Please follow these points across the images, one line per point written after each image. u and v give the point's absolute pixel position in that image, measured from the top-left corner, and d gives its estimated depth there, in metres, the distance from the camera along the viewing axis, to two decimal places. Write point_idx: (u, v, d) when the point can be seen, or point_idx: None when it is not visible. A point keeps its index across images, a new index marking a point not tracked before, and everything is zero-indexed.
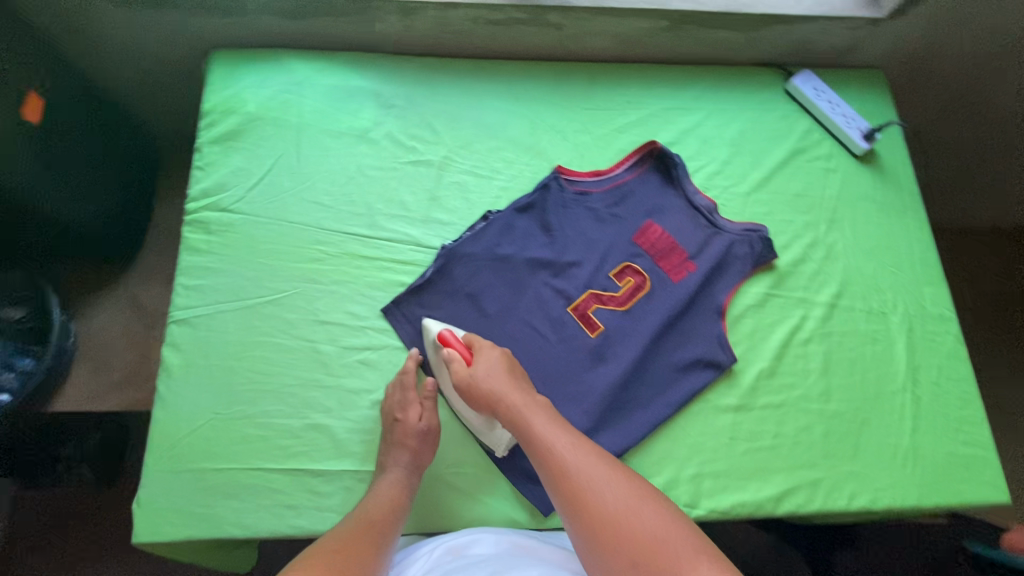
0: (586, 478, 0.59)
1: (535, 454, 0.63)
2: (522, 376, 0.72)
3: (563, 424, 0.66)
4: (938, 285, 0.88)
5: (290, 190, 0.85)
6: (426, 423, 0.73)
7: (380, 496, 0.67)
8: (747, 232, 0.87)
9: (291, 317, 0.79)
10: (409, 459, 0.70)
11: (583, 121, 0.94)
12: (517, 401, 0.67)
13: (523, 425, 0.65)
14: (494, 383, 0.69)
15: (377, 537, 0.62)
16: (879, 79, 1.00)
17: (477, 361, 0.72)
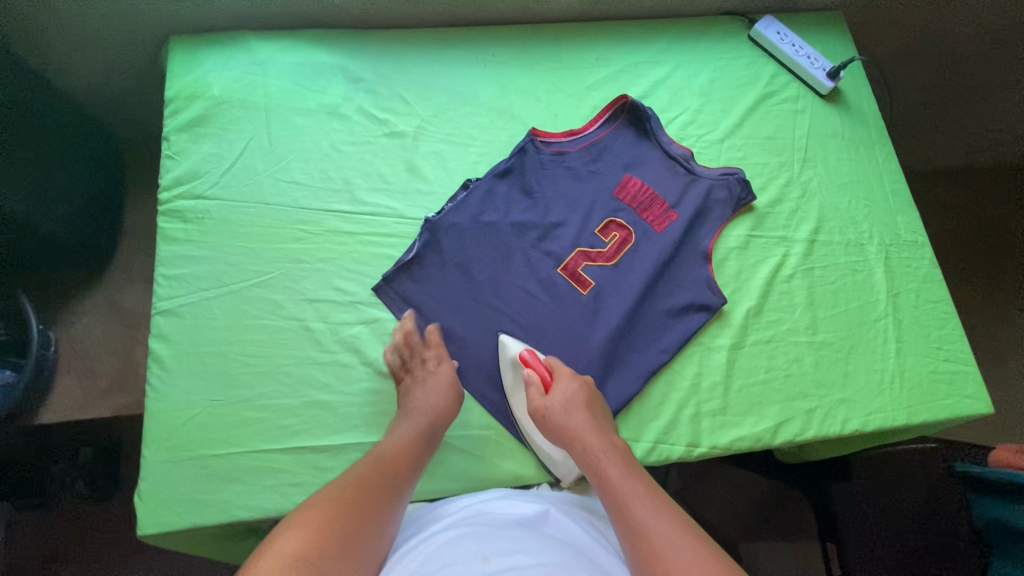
0: (655, 529, 0.59)
1: (613, 496, 0.64)
2: (602, 415, 0.73)
3: (643, 479, 0.66)
4: (909, 213, 0.91)
5: (265, 171, 0.84)
6: (447, 380, 0.74)
7: (396, 444, 0.68)
8: (724, 176, 0.88)
9: (278, 298, 0.78)
10: (428, 412, 0.71)
11: (554, 81, 0.94)
12: (595, 445, 0.69)
13: (602, 471, 0.67)
14: (573, 419, 0.70)
15: (390, 484, 0.63)
16: (838, 20, 1.02)
17: (557, 389, 0.72)
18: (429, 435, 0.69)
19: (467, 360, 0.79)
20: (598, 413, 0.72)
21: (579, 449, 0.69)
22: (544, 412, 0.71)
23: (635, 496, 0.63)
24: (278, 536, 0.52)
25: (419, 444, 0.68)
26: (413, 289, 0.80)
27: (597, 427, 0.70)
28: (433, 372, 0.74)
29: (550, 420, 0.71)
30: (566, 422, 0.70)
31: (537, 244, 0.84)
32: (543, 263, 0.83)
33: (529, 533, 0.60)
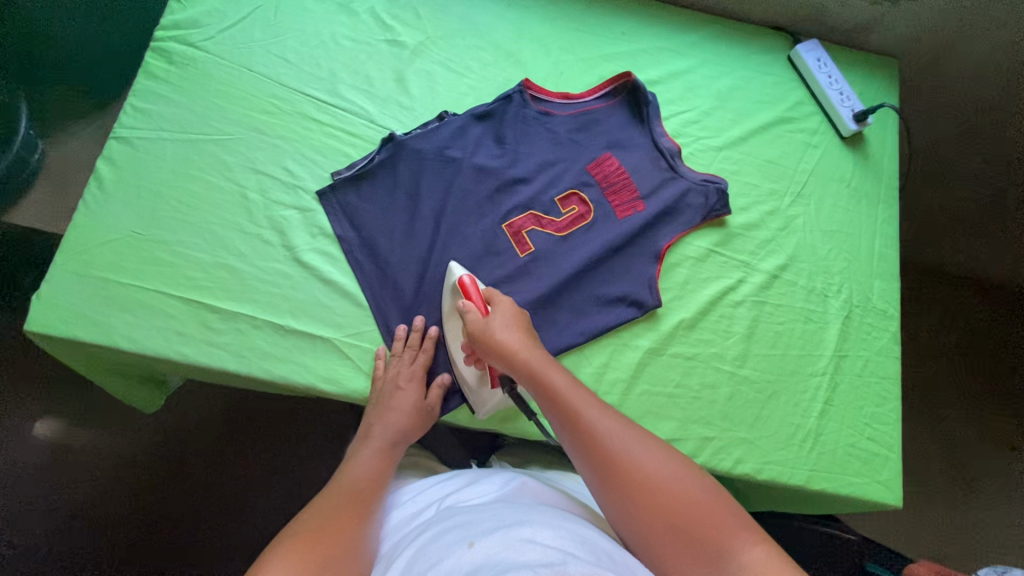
0: (611, 436, 0.59)
1: (558, 413, 0.61)
2: (533, 335, 0.69)
3: (581, 387, 0.64)
4: (889, 281, 0.85)
5: (260, 40, 0.84)
6: (414, 401, 0.73)
7: (361, 468, 0.67)
8: (704, 182, 0.84)
9: (228, 160, 0.79)
10: (389, 435, 0.71)
11: (570, 41, 0.91)
12: (533, 357, 0.65)
13: (545, 385, 0.63)
14: (512, 336, 0.66)
15: (366, 505, 0.62)
16: (888, 69, 0.95)
17: (496, 312, 0.69)
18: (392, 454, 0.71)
19: (383, 284, 0.77)
20: (530, 332, 0.70)
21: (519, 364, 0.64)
22: (480, 331, 0.68)
23: (583, 406, 0.61)
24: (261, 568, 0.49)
25: (383, 464, 0.69)
26: (355, 201, 0.79)
27: (534, 343, 0.68)
28: (400, 391, 0.72)
29: (488, 342, 0.67)
30: (503, 341, 0.66)
31: (493, 194, 0.82)
32: (492, 214, 0.81)
33: (511, 509, 0.54)
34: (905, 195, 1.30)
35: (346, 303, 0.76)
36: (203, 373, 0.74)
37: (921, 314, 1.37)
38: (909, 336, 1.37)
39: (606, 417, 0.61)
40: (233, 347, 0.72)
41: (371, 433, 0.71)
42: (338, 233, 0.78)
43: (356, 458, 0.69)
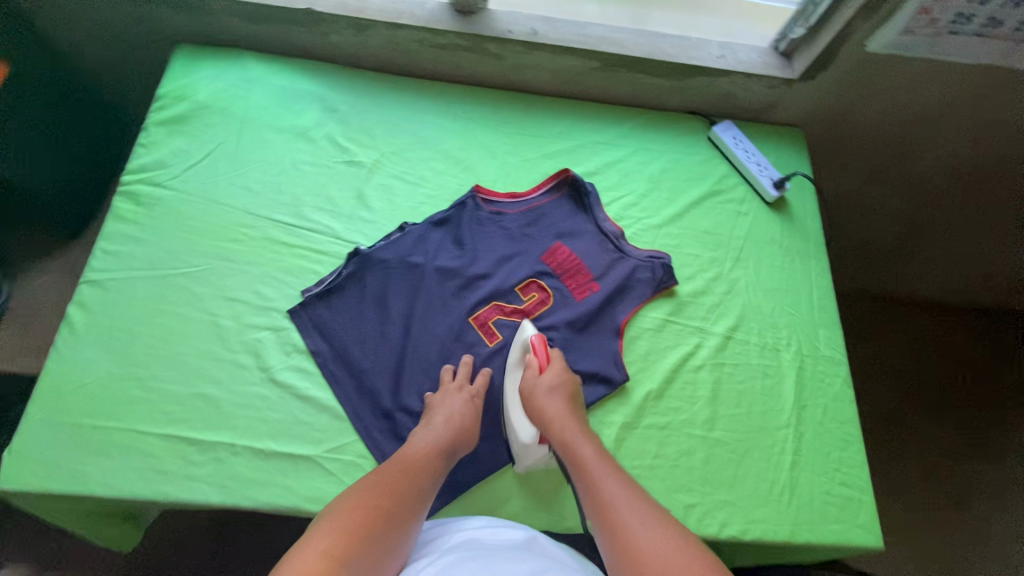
0: (618, 501, 0.67)
1: (580, 471, 0.71)
2: (580, 408, 0.78)
3: (609, 461, 0.72)
4: (832, 328, 0.92)
5: (225, 174, 0.90)
6: (466, 399, 0.77)
7: (418, 447, 0.72)
8: (650, 258, 0.93)
9: (199, 290, 0.82)
10: (450, 431, 0.74)
11: (513, 144, 1.00)
12: (569, 427, 0.75)
13: (576, 452, 0.72)
14: (555, 403, 0.76)
15: (412, 484, 0.68)
16: (797, 139, 1.07)
17: (549, 374, 0.79)
18: (450, 452, 0.73)
19: (360, 393, 0.80)
20: (577, 405, 0.78)
21: (558, 432, 0.74)
22: (530, 391, 0.78)
23: (605, 477, 0.69)
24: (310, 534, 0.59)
25: (438, 452, 0.72)
26: (326, 316, 0.83)
27: (574, 414, 0.77)
28: (460, 397, 0.77)
29: (536, 403, 0.77)
30: (546, 405, 0.76)
31: (458, 291, 0.87)
32: (459, 309, 0.86)
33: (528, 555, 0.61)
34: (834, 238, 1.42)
35: (326, 415, 0.78)
36: (186, 508, 0.73)
37: (859, 339, 1.52)
38: (873, 363, 1.49)
39: (623, 485, 0.69)
40: (215, 478, 0.72)
41: (431, 422, 0.75)
42: (312, 348, 0.81)
43: (416, 437, 0.74)
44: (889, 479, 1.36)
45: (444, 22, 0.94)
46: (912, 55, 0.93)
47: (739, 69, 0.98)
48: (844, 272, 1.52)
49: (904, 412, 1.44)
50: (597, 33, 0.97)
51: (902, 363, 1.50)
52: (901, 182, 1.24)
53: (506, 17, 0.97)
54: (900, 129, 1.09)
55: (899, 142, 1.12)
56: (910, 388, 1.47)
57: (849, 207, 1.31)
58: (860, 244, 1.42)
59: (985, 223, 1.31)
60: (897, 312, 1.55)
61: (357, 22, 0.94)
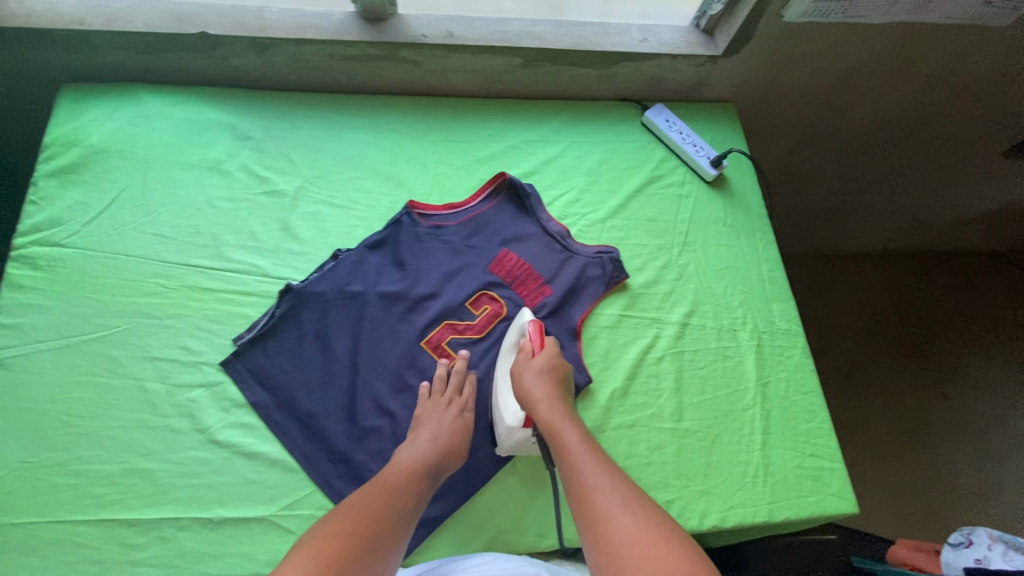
0: (598, 487, 0.65)
1: (563, 453, 0.69)
2: (569, 393, 0.77)
3: (595, 447, 0.70)
4: (785, 301, 0.93)
5: (132, 223, 0.82)
6: (454, 413, 0.74)
7: (401, 465, 0.69)
8: (599, 254, 0.90)
9: (118, 355, 0.75)
10: (438, 447, 0.71)
11: (445, 152, 0.96)
12: (556, 407, 0.73)
13: (561, 438, 0.70)
14: (541, 384, 0.75)
15: (395, 502, 0.65)
16: (729, 114, 1.06)
17: (540, 355, 0.78)
18: (435, 467, 0.70)
19: (313, 441, 0.74)
20: (566, 390, 0.77)
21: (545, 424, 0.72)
22: (521, 370, 0.77)
23: (588, 462, 0.67)
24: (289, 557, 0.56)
25: (423, 471, 0.69)
26: (264, 362, 0.77)
27: (560, 398, 0.74)
28: (449, 412, 0.74)
29: (523, 381, 0.76)
30: (528, 385, 0.75)
31: (405, 315, 0.83)
32: (409, 334, 0.82)
33: None
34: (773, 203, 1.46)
35: (276, 471, 0.72)
36: None
37: (805, 296, 1.61)
38: (820, 318, 1.58)
39: (604, 469, 0.67)
40: (161, 559, 0.66)
41: (416, 439, 0.71)
42: (253, 400, 0.75)
43: (400, 455, 0.70)
44: (846, 428, 1.44)
45: (352, 32, 0.88)
46: (824, 20, 0.91)
47: (663, 51, 0.96)
48: (788, 233, 1.59)
49: (853, 361, 1.52)
50: (515, 28, 0.93)
51: (846, 315, 1.59)
52: (833, 143, 1.26)
53: (418, 20, 0.91)
54: (827, 92, 1.10)
55: (824, 109, 1.15)
56: (857, 336, 1.56)
57: (784, 173, 1.35)
58: (798, 205, 1.47)
59: (906, 170, 1.39)
60: (835, 266, 1.66)
61: (257, 41, 0.86)
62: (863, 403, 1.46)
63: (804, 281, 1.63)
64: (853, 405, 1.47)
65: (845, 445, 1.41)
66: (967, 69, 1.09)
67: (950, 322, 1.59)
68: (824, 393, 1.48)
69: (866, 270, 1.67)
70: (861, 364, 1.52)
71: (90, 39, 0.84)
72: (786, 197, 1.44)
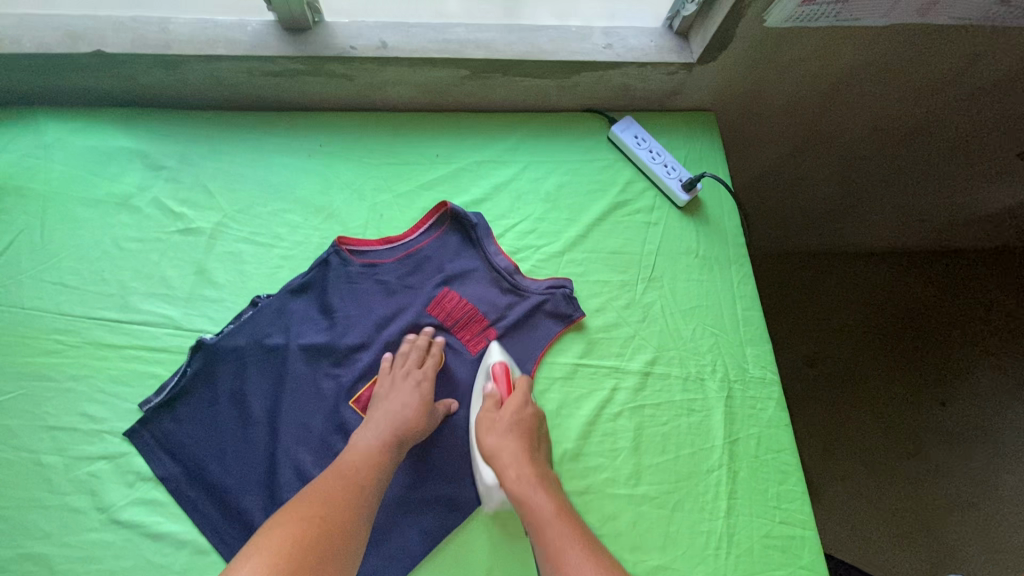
0: (569, 552, 0.57)
1: (540, 541, 0.59)
2: (539, 444, 0.69)
3: (566, 507, 0.63)
4: (760, 344, 0.83)
5: (29, 271, 0.74)
6: (417, 391, 0.71)
7: (358, 451, 0.65)
8: (551, 291, 0.82)
9: (12, 424, 0.68)
10: (394, 425, 0.67)
11: (384, 177, 0.86)
12: (527, 472, 0.64)
13: (528, 504, 0.62)
14: (513, 446, 0.66)
15: (352, 489, 0.60)
16: (707, 125, 0.95)
17: (509, 403, 0.70)
18: (394, 448, 0.66)
19: (228, 516, 0.68)
20: (536, 440, 0.68)
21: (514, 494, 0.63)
22: (485, 424, 0.69)
23: (557, 526, 0.60)
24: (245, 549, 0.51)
25: (381, 456, 0.65)
26: (173, 430, 0.70)
27: (531, 456, 0.66)
28: (408, 386, 0.71)
29: (489, 442, 0.67)
30: (495, 444, 0.66)
31: (333, 370, 0.75)
32: (336, 388, 0.74)
33: None
34: (757, 208, 1.37)
35: (184, 552, 0.66)
36: None
37: (793, 304, 1.53)
38: (804, 326, 1.51)
39: (579, 538, 0.59)
40: None
41: (376, 419, 0.68)
42: (161, 473, 0.69)
43: (357, 441, 0.66)
44: (830, 444, 1.37)
45: (270, 46, 0.77)
46: (815, 24, 0.78)
47: (631, 58, 0.83)
48: (778, 237, 1.50)
49: (841, 372, 1.45)
50: (459, 36, 0.82)
51: (834, 322, 1.51)
52: (820, 149, 1.16)
53: (348, 30, 0.80)
54: (817, 98, 0.97)
55: (815, 116, 1.03)
56: (844, 343, 1.48)
57: (769, 180, 1.25)
58: (784, 210, 1.38)
59: (903, 172, 1.27)
60: (827, 271, 1.58)
61: (162, 59, 0.76)
62: (847, 418, 1.40)
63: (787, 286, 1.56)
64: (838, 420, 1.39)
65: (829, 464, 1.35)
66: (980, 70, 0.96)
67: (946, 328, 1.49)
68: (809, 407, 1.41)
69: (857, 272, 1.57)
70: (846, 375, 1.45)
71: None
72: (769, 202, 1.34)
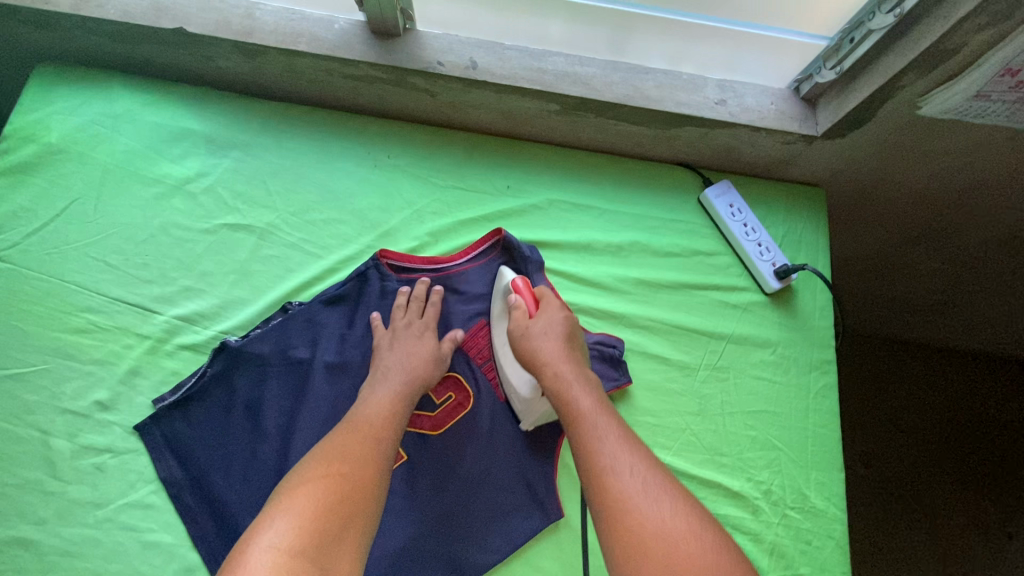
0: (612, 454, 0.54)
1: (581, 445, 0.56)
2: (579, 348, 0.67)
3: (610, 408, 0.60)
4: (832, 470, 0.72)
5: (75, 242, 0.72)
6: (424, 345, 0.69)
7: (376, 404, 0.62)
8: (599, 346, 0.73)
9: (29, 399, 0.67)
10: (406, 376, 0.66)
11: (447, 202, 0.79)
12: (568, 372, 0.62)
13: (570, 402, 0.60)
14: (550, 348, 0.64)
15: (377, 445, 0.58)
16: (816, 204, 0.83)
17: (542, 318, 0.67)
18: (409, 398, 0.64)
19: (222, 535, 0.64)
20: (577, 348, 0.67)
21: (551, 375, 0.62)
22: (523, 334, 0.66)
23: (603, 431, 0.57)
24: (266, 517, 0.50)
25: (400, 405, 0.63)
26: (183, 432, 0.67)
27: (572, 358, 0.64)
28: (412, 337, 0.69)
29: (526, 347, 0.65)
30: (541, 348, 0.64)
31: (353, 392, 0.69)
32: None
33: None
34: (848, 283, 1.18)
35: (170, 569, 0.63)
36: None
37: (869, 384, 1.26)
38: (877, 411, 1.24)
39: (624, 439, 0.56)
40: None
41: (386, 373, 0.66)
42: (164, 476, 0.65)
43: (369, 397, 0.63)
44: (862, 548, 1.13)
45: (354, 49, 0.72)
46: (979, 121, 0.68)
47: (744, 119, 0.73)
48: (873, 313, 1.25)
49: (905, 475, 1.19)
50: (556, 67, 0.74)
51: (915, 418, 1.24)
52: (945, 227, 0.94)
53: (438, 42, 0.74)
54: (953, 176, 0.80)
55: (976, 195, 0.84)
56: (921, 445, 1.21)
57: (871, 251, 1.05)
58: (881, 289, 1.17)
59: None
60: (925, 361, 1.29)
61: (244, 46, 0.72)
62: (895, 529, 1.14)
63: (873, 365, 1.28)
64: (882, 525, 1.15)
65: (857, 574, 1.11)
66: None
67: None
68: (852, 499, 1.17)
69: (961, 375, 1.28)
70: (911, 482, 1.18)
71: (60, 20, 0.73)
72: (865, 271, 1.12)
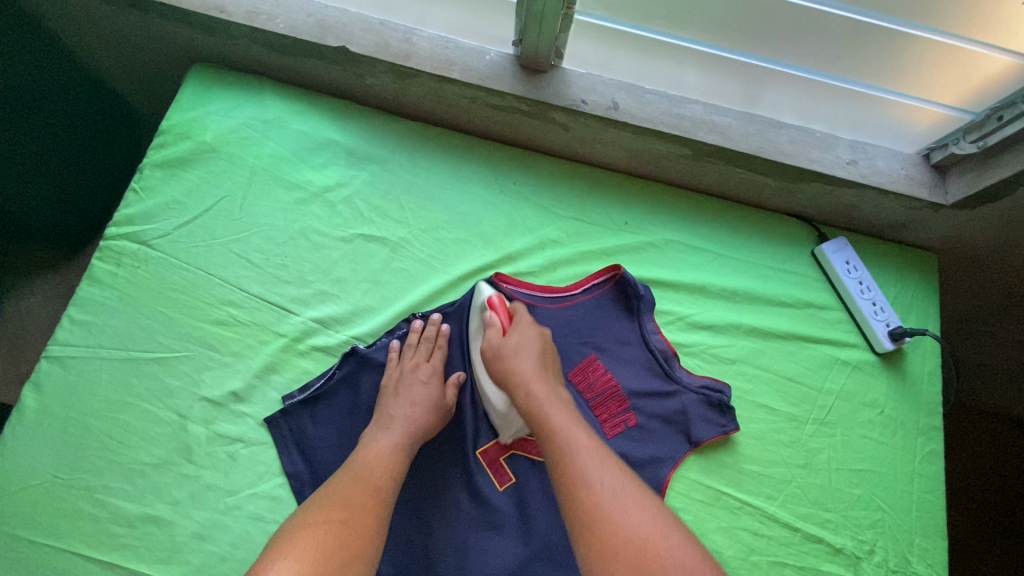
0: (586, 466, 0.55)
1: (553, 458, 0.56)
2: (551, 366, 0.68)
3: (583, 421, 0.61)
4: (935, 537, 0.72)
5: (221, 237, 0.76)
6: (428, 394, 0.69)
7: (377, 452, 0.63)
8: (705, 390, 0.75)
9: (171, 384, 0.70)
10: (408, 425, 0.67)
11: (568, 231, 0.82)
12: (541, 390, 0.63)
13: (542, 415, 0.60)
14: (527, 366, 0.65)
15: (375, 498, 0.58)
16: (929, 268, 0.83)
17: (513, 334, 0.68)
18: (409, 453, 0.65)
19: None
20: (550, 365, 0.67)
21: (522, 394, 0.63)
22: (495, 354, 0.67)
23: (575, 439, 0.57)
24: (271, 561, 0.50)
25: (399, 457, 0.64)
26: (311, 430, 0.70)
27: (546, 376, 0.65)
28: (416, 380, 0.70)
29: (499, 368, 0.66)
30: (512, 367, 0.65)
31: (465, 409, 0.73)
32: (466, 435, 0.71)
33: None
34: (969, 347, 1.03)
35: None
36: None
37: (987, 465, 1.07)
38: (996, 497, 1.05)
39: (596, 449, 0.57)
40: None
41: (387, 424, 0.67)
42: (290, 470, 0.68)
43: (370, 443, 0.65)
44: None
45: (503, 80, 0.75)
46: None
47: (873, 182, 0.75)
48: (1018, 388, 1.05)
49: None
50: (694, 114, 0.77)
51: None
52: None
53: (583, 81, 0.77)
54: None
55: None
56: None
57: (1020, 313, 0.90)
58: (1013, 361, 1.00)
59: None
60: None
61: (399, 69, 0.76)
62: None
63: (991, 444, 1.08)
64: None
65: None
66: None
67: None
68: None
69: None
70: None
71: (230, 29, 0.77)
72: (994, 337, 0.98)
